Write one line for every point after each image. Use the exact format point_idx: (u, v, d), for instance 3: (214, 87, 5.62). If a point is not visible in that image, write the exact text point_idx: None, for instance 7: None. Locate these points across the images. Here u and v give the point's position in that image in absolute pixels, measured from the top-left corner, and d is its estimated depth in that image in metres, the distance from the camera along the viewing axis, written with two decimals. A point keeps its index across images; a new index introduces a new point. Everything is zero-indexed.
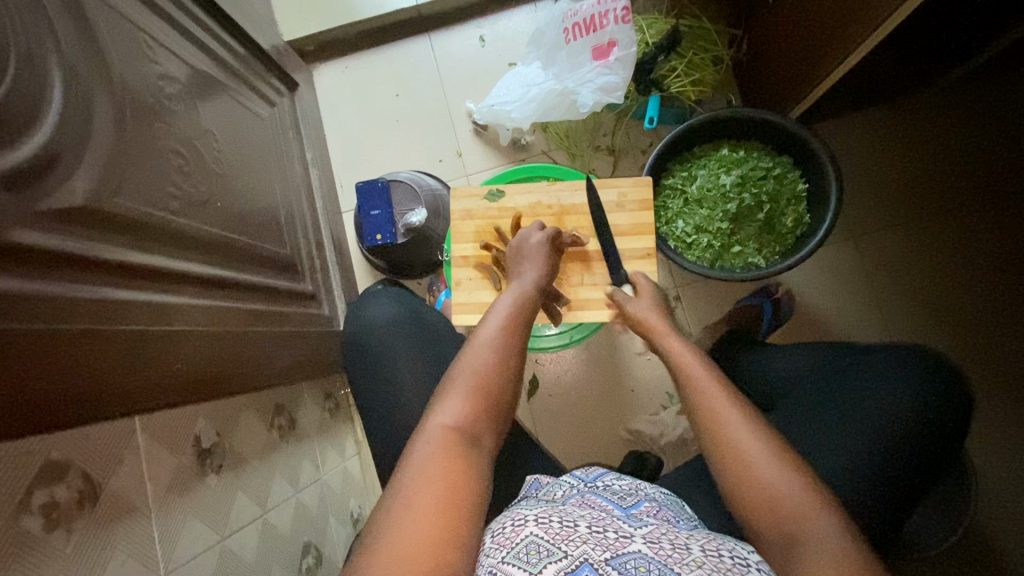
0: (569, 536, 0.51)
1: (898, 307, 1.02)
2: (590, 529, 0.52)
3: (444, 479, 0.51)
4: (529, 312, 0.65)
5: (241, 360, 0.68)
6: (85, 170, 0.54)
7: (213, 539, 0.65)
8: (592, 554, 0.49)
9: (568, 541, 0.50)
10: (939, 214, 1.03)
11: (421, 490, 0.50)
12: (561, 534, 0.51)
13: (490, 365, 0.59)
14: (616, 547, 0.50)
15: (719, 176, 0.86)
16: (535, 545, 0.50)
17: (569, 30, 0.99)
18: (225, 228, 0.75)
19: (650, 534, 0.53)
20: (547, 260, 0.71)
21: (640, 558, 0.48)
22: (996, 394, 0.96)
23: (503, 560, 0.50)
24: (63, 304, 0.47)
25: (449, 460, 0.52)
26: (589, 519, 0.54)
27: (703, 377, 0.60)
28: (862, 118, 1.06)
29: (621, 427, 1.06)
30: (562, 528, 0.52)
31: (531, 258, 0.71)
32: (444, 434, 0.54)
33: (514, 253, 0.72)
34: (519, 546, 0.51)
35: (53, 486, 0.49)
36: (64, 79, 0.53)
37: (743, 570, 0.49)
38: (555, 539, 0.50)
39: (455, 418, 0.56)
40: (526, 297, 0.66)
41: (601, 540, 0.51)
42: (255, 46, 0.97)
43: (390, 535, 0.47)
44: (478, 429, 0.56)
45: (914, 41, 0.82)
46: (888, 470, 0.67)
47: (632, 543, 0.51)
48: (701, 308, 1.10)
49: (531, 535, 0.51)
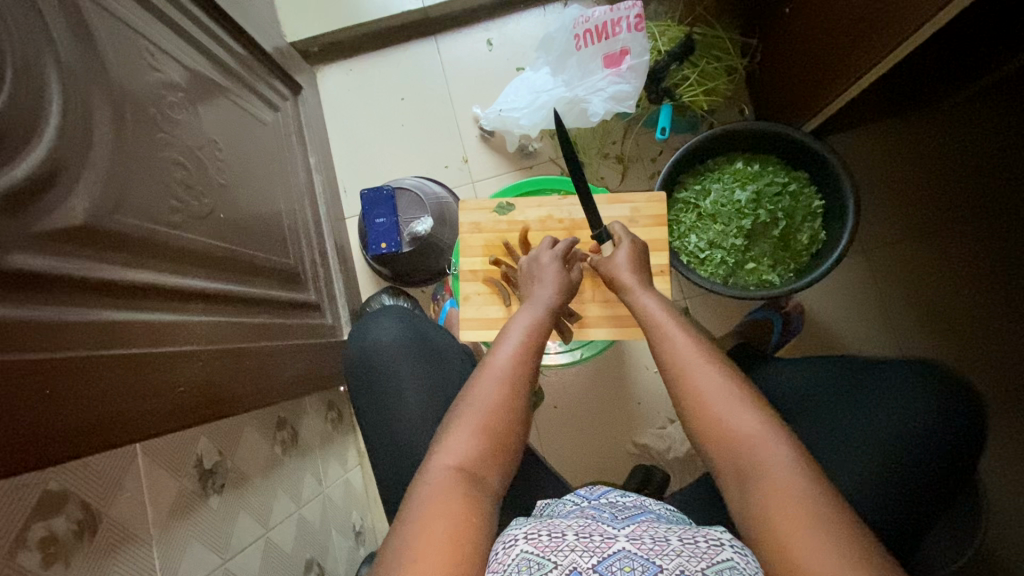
0: (556, 546, 0.47)
1: (909, 323, 1.01)
2: (577, 535, 0.48)
3: (445, 509, 0.49)
4: (538, 338, 0.64)
5: (246, 379, 0.66)
6: (85, 187, 0.52)
7: (214, 562, 0.63)
8: (580, 561, 0.45)
9: (557, 551, 0.46)
10: (952, 229, 1.01)
11: (422, 522, 0.49)
12: (549, 545, 0.47)
13: (499, 395, 0.58)
14: (602, 549, 0.46)
15: (734, 191, 0.84)
16: (525, 562, 0.46)
17: (580, 36, 0.97)
18: (228, 241, 0.73)
19: (633, 532, 0.49)
20: (560, 279, 0.69)
21: (626, 557, 0.45)
22: (1009, 413, 0.94)
23: None
24: (60, 330, 0.45)
25: (452, 493, 0.51)
26: (575, 526, 0.50)
27: (721, 392, 0.54)
28: (875, 130, 1.05)
29: (627, 440, 1.05)
30: (549, 539, 0.48)
31: (542, 278, 0.69)
32: (450, 470, 0.53)
33: (526, 274, 0.71)
34: (510, 568, 0.46)
35: (52, 518, 0.48)
36: (64, 91, 0.51)
37: (719, 550, 0.46)
38: (544, 552, 0.46)
39: (463, 451, 0.55)
40: (536, 321, 0.64)
41: (586, 543, 0.47)
42: (258, 49, 0.95)
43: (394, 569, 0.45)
44: (487, 461, 0.55)
45: (935, 55, 0.80)
46: (901, 493, 0.66)
47: (618, 542, 0.47)
48: (710, 321, 1.08)
49: (521, 553, 0.47)
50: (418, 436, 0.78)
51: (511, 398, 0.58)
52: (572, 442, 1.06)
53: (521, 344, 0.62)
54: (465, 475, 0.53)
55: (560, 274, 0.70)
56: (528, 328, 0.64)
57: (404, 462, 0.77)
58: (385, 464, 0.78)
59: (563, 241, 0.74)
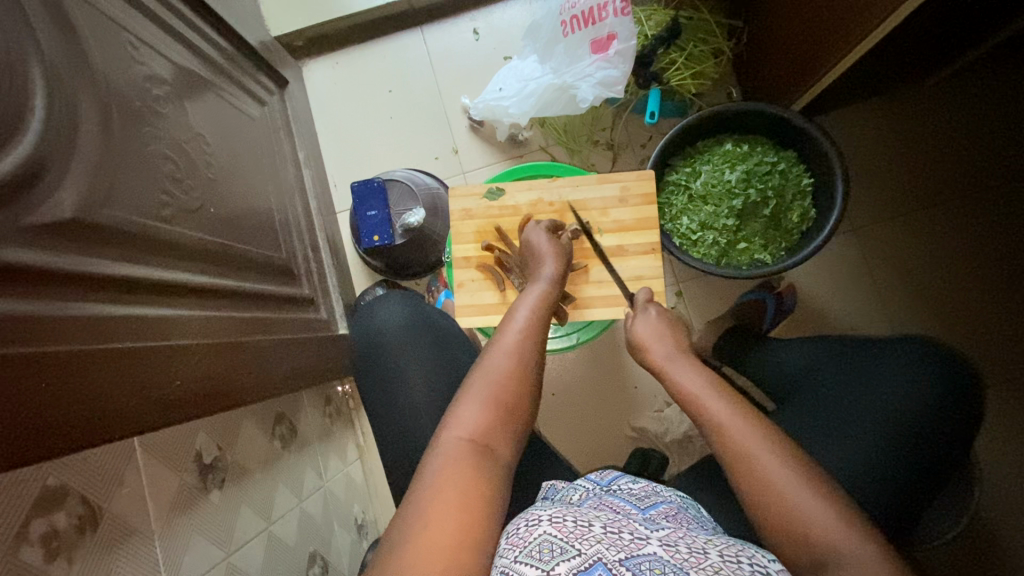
0: (583, 535, 0.50)
1: (898, 301, 1.03)
2: (605, 530, 0.51)
3: (457, 484, 0.51)
4: (543, 313, 0.66)
5: (244, 373, 0.66)
6: (73, 182, 0.51)
7: (218, 556, 0.63)
8: (608, 554, 0.48)
9: (583, 541, 0.49)
10: (940, 207, 1.03)
11: (436, 494, 0.50)
12: (576, 533, 0.50)
13: (508, 367, 0.60)
14: (631, 549, 0.49)
15: (724, 171, 0.85)
16: (548, 543, 0.49)
17: (567, 22, 0.96)
18: (219, 235, 0.72)
19: (666, 538, 0.52)
20: (560, 253, 0.71)
21: (655, 561, 0.47)
22: (997, 385, 0.96)
23: (516, 560, 0.48)
24: (54, 324, 0.45)
25: (463, 469, 0.52)
26: (604, 521, 0.53)
27: (725, 413, 0.58)
28: (861, 110, 1.06)
29: (625, 425, 1.06)
30: (576, 527, 0.51)
31: (541, 254, 0.71)
32: (459, 444, 0.54)
33: (525, 255, 0.73)
34: (531, 545, 0.49)
35: (52, 514, 0.48)
36: (47, 85, 0.50)
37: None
38: (569, 538, 0.49)
39: (474, 421, 0.56)
40: (540, 296, 0.66)
41: (616, 541, 0.50)
42: (244, 44, 0.94)
43: (408, 538, 0.47)
44: (493, 437, 0.56)
45: (918, 32, 0.81)
46: (901, 468, 0.67)
47: (648, 546, 0.50)
48: (703, 302, 1.09)
49: (544, 533, 0.50)
50: (419, 426, 0.78)
51: (520, 369, 0.60)
52: (571, 428, 1.06)
53: (527, 318, 0.64)
54: (474, 451, 0.54)
55: (559, 248, 0.71)
56: (532, 303, 0.66)
57: (407, 450, 0.78)
58: (387, 453, 0.79)
59: (553, 223, 0.76)
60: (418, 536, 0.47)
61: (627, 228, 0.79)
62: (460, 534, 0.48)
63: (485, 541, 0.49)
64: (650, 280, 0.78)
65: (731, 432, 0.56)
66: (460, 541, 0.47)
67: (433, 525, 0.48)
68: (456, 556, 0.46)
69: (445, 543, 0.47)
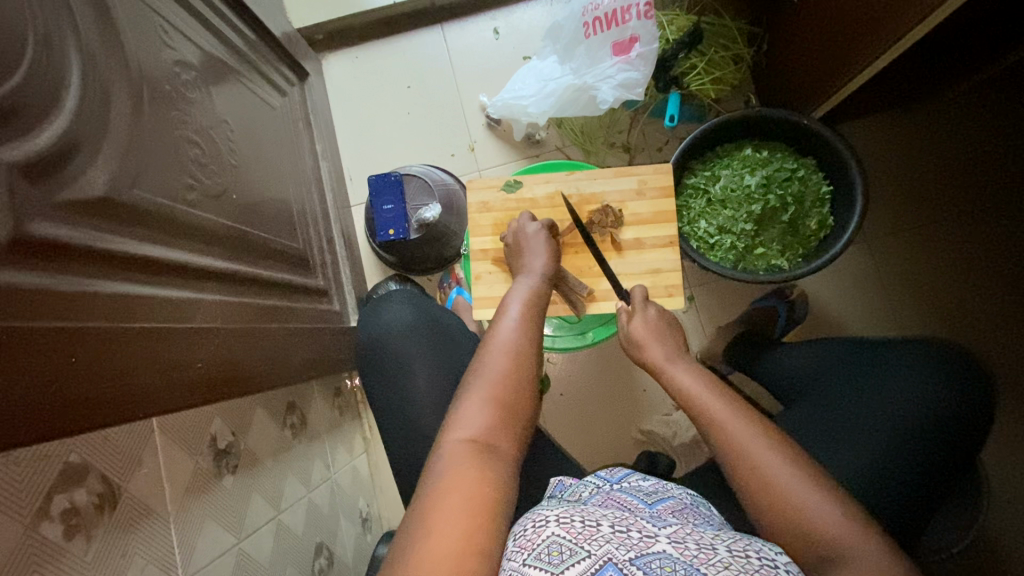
0: (592, 535, 0.47)
1: (909, 312, 1.03)
2: (613, 529, 0.48)
3: (465, 488, 0.50)
4: (535, 306, 0.66)
5: (257, 359, 0.66)
6: (104, 160, 0.51)
7: (230, 541, 0.63)
8: (617, 553, 0.45)
9: (591, 540, 0.47)
10: (954, 220, 1.03)
11: (443, 498, 0.49)
12: (584, 534, 0.47)
13: (507, 365, 0.59)
14: (641, 547, 0.46)
15: (743, 176, 0.85)
16: (557, 545, 0.47)
17: (590, 23, 0.96)
18: (238, 221, 0.72)
19: (675, 535, 0.49)
20: (549, 247, 0.72)
21: (665, 558, 0.45)
22: (1006, 399, 0.96)
23: (525, 564, 0.46)
24: (84, 300, 0.45)
25: (472, 472, 0.51)
26: (611, 519, 0.50)
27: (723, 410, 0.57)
28: (879, 120, 1.07)
29: (633, 428, 1.06)
30: (584, 528, 0.48)
31: (532, 252, 0.72)
32: (461, 447, 0.53)
33: (514, 250, 0.74)
34: (540, 547, 0.47)
35: (73, 491, 0.48)
36: (82, 65, 0.51)
37: (772, 571, 0.45)
38: (577, 539, 0.47)
39: (478, 422, 0.55)
40: (530, 292, 0.67)
41: (624, 540, 0.47)
42: (269, 35, 0.95)
43: (418, 543, 0.46)
44: (503, 431, 0.56)
45: (940, 43, 0.81)
46: (913, 470, 0.66)
47: (657, 543, 0.47)
48: (715, 308, 1.10)
49: (553, 535, 0.48)
50: (428, 420, 0.78)
51: (518, 365, 0.60)
52: (580, 429, 1.06)
53: (520, 315, 0.64)
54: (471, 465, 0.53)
55: (553, 245, 0.73)
56: (524, 298, 0.66)
57: (417, 446, 0.77)
58: (398, 446, 0.79)
59: (546, 218, 0.76)
60: (428, 541, 0.46)
61: (644, 222, 0.79)
62: (465, 542, 0.46)
63: (494, 546, 0.48)
64: (666, 273, 0.78)
65: (740, 438, 0.54)
66: (468, 546, 0.46)
67: (441, 528, 0.47)
68: (465, 562, 0.45)
69: (445, 551, 0.45)
